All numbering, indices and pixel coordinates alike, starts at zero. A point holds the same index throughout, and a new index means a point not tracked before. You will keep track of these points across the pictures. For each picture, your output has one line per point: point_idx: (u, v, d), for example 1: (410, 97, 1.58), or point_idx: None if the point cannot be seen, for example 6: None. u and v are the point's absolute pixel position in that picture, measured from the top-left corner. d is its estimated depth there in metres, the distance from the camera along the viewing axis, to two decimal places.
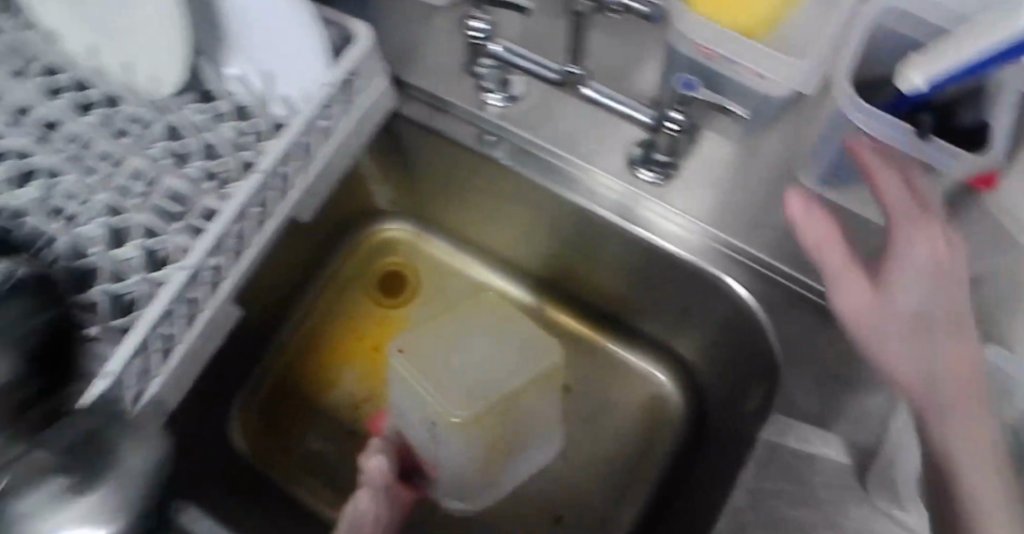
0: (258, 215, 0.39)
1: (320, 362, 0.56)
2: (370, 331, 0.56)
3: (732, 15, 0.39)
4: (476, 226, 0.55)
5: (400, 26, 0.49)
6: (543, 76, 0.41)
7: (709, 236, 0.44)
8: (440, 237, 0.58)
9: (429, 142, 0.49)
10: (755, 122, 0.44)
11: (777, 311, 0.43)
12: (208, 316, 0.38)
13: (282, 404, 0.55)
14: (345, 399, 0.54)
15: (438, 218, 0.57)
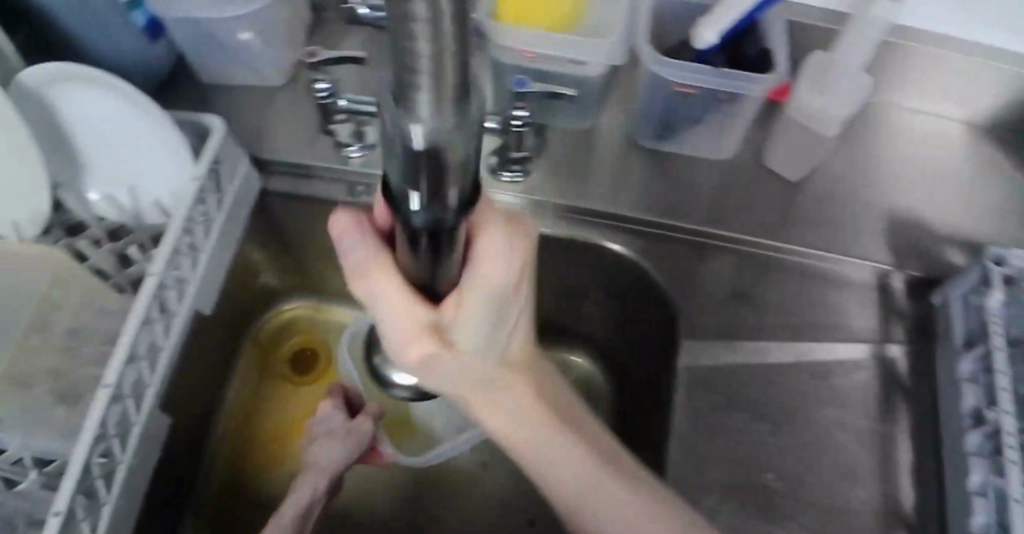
0: (156, 348, 0.57)
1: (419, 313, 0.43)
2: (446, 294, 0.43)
3: (750, 318, 0.61)
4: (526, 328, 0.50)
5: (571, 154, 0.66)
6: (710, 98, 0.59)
7: (827, 380, 0.59)
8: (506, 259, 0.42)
9: (574, 265, 0.67)
10: (778, 346, 0.60)
11: (863, 448, 0.57)
12: (148, 393, 0.57)
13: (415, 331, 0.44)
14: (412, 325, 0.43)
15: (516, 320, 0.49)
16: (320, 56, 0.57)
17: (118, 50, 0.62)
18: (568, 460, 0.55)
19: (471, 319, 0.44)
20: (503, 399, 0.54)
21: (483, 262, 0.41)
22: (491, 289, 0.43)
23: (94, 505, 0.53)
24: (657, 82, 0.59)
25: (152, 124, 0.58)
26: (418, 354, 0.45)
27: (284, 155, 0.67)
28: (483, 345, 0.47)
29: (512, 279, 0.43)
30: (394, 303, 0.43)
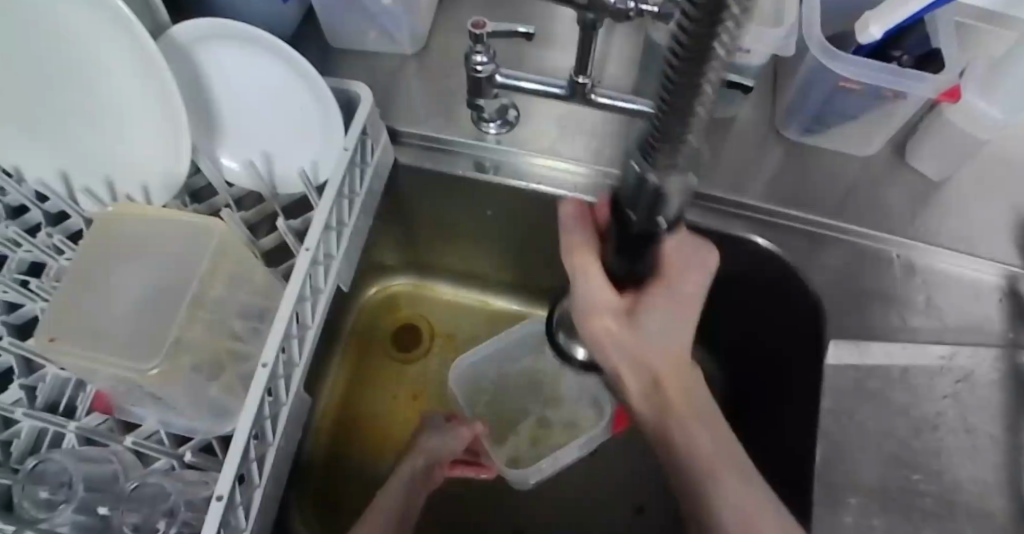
0: (303, 324, 0.55)
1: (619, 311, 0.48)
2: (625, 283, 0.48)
3: (890, 312, 0.60)
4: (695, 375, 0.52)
5: (711, 143, 0.66)
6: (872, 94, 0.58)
7: (971, 376, 0.58)
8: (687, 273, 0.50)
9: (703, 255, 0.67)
10: (920, 341, 0.59)
11: (1012, 447, 0.56)
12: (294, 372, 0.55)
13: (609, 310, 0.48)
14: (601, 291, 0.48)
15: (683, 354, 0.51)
16: (488, 29, 0.55)
17: (257, 7, 0.58)
18: (710, 461, 0.51)
19: (653, 319, 0.49)
20: (664, 385, 0.51)
21: (687, 267, 0.50)
22: (675, 294, 0.49)
23: (248, 487, 0.50)
24: (820, 74, 0.59)
25: (304, 87, 0.55)
26: (602, 329, 0.49)
27: (417, 127, 0.65)
28: (679, 328, 0.50)
29: (693, 296, 0.50)
30: (598, 285, 0.48)
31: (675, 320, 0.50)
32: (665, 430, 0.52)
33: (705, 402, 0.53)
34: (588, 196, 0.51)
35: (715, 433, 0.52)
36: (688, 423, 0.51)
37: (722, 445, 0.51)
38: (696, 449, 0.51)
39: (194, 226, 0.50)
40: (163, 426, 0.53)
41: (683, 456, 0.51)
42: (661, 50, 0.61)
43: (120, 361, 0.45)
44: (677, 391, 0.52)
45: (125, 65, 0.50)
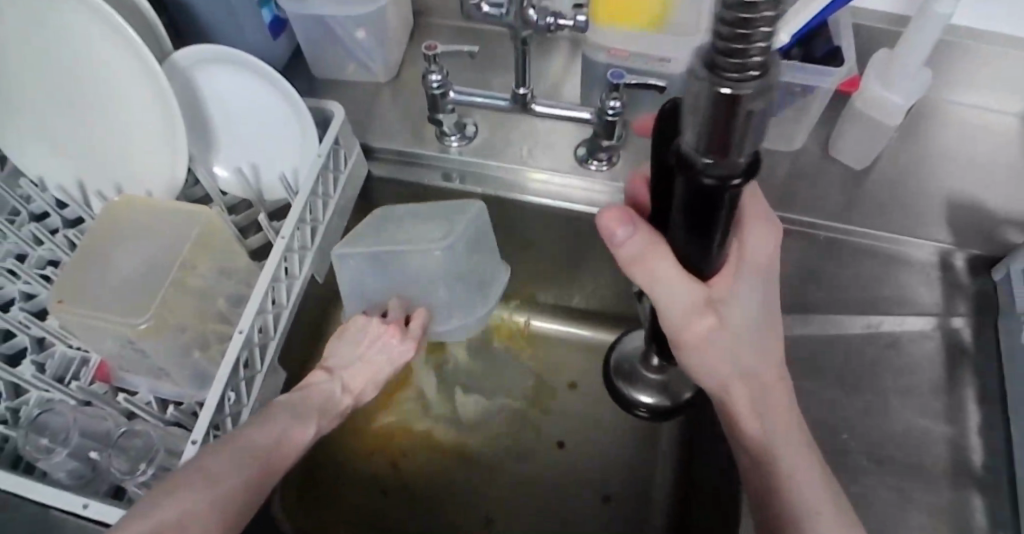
0: (277, 303, 0.62)
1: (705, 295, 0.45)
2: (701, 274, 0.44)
3: (813, 289, 0.66)
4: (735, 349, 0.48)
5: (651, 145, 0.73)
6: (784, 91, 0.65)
7: (890, 341, 0.62)
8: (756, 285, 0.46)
9: None
10: (842, 312, 0.64)
11: (934, 404, 0.59)
12: (271, 345, 0.62)
13: (692, 290, 0.44)
14: (677, 300, 0.44)
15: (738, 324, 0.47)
16: (439, 50, 0.64)
17: (250, 43, 0.70)
18: (790, 456, 0.50)
19: (750, 301, 0.47)
20: (768, 390, 0.50)
21: (755, 236, 0.45)
22: (755, 277, 0.46)
23: (223, 440, 0.57)
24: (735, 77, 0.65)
25: (282, 105, 0.65)
26: (696, 334, 0.47)
27: (387, 143, 0.74)
28: (757, 344, 0.48)
29: (770, 267, 0.47)
30: (671, 287, 0.44)
31: (768, 300, 0.48)
32: (767, 447, 0.50)
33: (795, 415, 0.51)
34: (639, 188, 0.59)
35: (806, 445, 0.51)
36: (787, 447, 0.50)
37: (802, 451, 0.50)
38: (803, 489, 0.49)
39: (185, 213, 0.60)
40: (152, 392, 0.60)
41: (797, 500, 0.49)
42: (596, 65, 0.69)
43: (117, 319, 0.54)
44: (779, 392, 0.50)
45: (136, 89, 0.59)
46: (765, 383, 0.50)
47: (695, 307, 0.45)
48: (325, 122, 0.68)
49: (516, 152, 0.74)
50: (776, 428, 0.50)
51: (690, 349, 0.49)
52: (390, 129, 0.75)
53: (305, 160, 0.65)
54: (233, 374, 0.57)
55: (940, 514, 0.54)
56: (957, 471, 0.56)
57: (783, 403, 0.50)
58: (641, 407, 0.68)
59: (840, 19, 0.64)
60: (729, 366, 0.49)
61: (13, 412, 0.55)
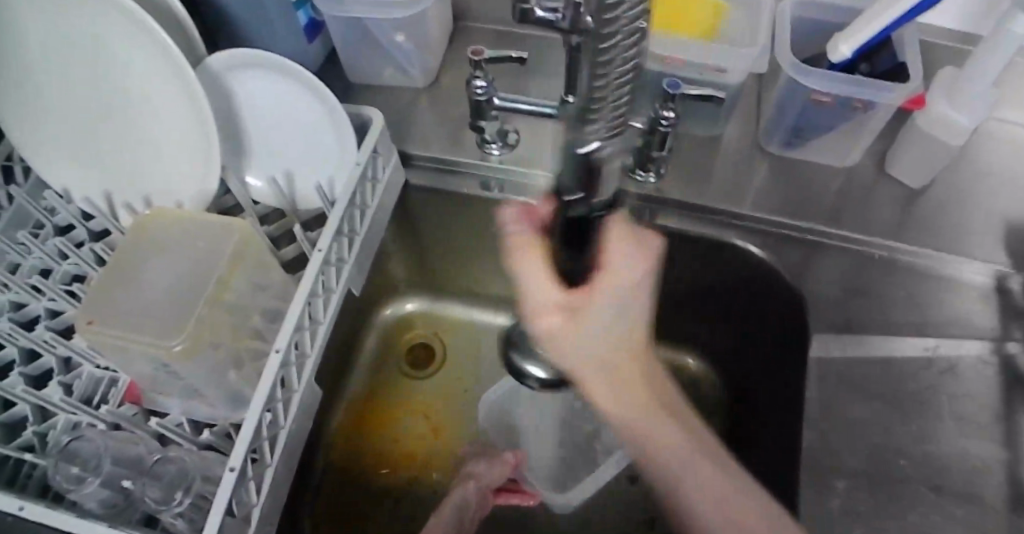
0: (314, 319, 0.59)
1: (566, 317, 0.42)
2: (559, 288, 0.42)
3: (870, 308, 0.63)
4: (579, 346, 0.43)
5: (698, 157, 0.70)
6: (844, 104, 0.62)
7: (953, 365, 0.60)
8: (617, 309, 0.43)
9: (693, 262, 0.71)
10: (901, 333, 0.61)
11: (999, 430, 0.57)
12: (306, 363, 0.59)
13: (559, 325, 0.42)
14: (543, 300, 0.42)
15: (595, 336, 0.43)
16: (487, 55, 0.61)
17: (285, 45, 0.66)
18: (684, 475, 0.50)
19: (603, 323, 0.43)
20: (645, 404, 0.48)
21: (616, 265, 0.42)
22: (617, 290, 0.42)
23: (259, 465, 0.54)
24: (792, 87, 0.63)
25: (319, 109, 0.62)
26: (548, 333, 0.43)
27: (424, 150, 0.71)
28: (616, 370, 0.45)
29: (636, 284, 0.43)
30: (538, 286, 0.42)
31: (631, 321, 0.44)
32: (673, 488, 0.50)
33: (695, 431, 0.51)
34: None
35: (716, 467, 0.50)
36: (683, 481, 0.50)
37: (675, 445, 0.49)
38: (695, 493, 0.50)
39: (220, 227, 0.56)
40: (184, 414, 0.57)
41: (689, 510, 0.50)
42: (647, 74, 0.67)
43: (149, 339, 0.51)
44: (668, 408, 0.49)
45: (167, 91, 0.55)
46: (638, 400, 0.47)
47: (553, 314, 0.42)
48: (361, 128, 0.65)
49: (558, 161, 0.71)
50: (706, 479, 0.50)
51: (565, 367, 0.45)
52: (427, 136, 0.72)
53: (342, 168, 0.62)
54: (269, 394, 0.54)
55: None
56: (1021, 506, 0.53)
57: (664, 423, 0.49)
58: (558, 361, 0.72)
59: (904, 32, 0.62)
60: (594, 375, 0.45)
61: (41, 437, 0.52)
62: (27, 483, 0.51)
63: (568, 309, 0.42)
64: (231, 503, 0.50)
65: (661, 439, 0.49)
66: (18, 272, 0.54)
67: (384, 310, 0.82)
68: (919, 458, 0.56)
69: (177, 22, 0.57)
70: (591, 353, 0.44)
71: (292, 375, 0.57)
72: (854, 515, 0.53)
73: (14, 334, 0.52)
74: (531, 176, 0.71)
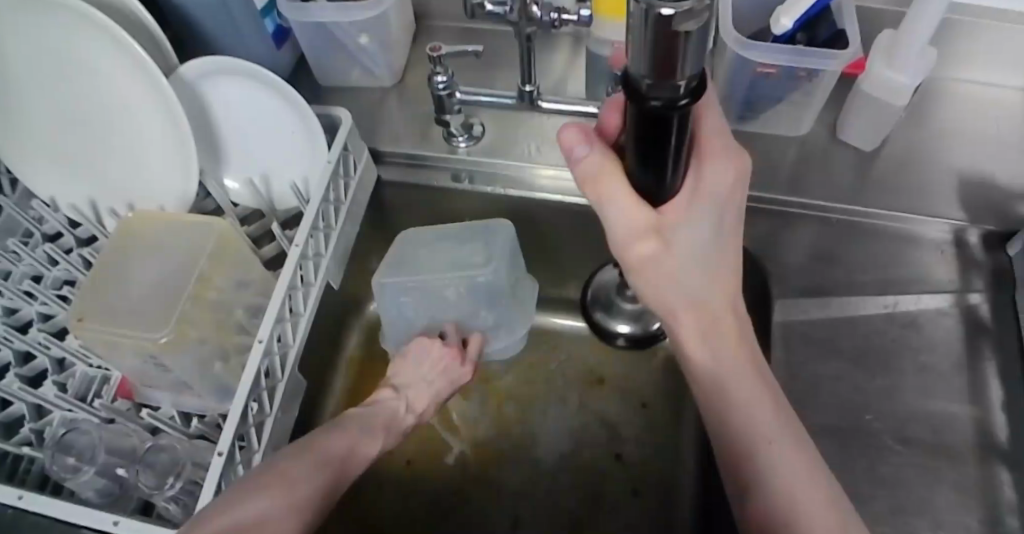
0: (294, 310, 0.62)
1: (647, 229, 0.44)
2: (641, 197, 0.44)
3: (828, 273, 0.65)
4: (658, 255, 0.46)
5: None
6: (789, 75, 0.65)
7: (910, 318, 0.62)
8: (696, 224, 0.45)
9: None
10: (858, 291, 0.64)
11: (956, 377, 0.59)
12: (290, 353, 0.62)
13: (642, 230, 0.44)
14: (625, 217, 0.44)
15: (676, 236, 0.45)
16: (443, 51, 0.64)
17: (255, 55, 0.70)
18: (747, 403, 0.50)
19: (688, 236, 0.45)
20: (717, 323, 0.50)
21: (708, 169, 0.44)
22: (713, 203, 0.45)
23: (247, 451, 0.57)
24: (738, 63, 0.66)
25: (291, 113, 0.65)
26: (643, 255, 0.46)
27: (395, 146, 0.74)
28: (698, 265, 0.47)
29: (732, 194, 0.46)
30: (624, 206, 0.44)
31: (713, 224, 0.46)
32: (744, 420, 0.49)
33: (757, 364, 0.51)
34: (612, 117, 0.52)
35: (762, 384, 0.51)
36: (757, 411, 0.49)
37: (741, 368, 0.50)
38: (757, 425, 0.49)
39: (202, 226, 0.59)
40: (174, 406, 0.60)
41: (757, 446, 0.49)
42: (601, 59, 0.70)
43: (135, 335, 0.54)
44: (733, 329, 0.50)
45: (140, 96, 0.59)
46: (707, 313, 0.49)
47: (632, 229, 0.45)
48: (332, 130, 0.69)
49: (524, 149, 0.74)
50: (771, 411, 0.50)
51: (637, 265, 0.47)
52: (396, 133, 0.75)
53: (316, 168, 0.66)
54: (257, 385, 0.57)
55: (967, 488, 0.54)
56: (982, 448, 0.55)
57: (733, 346, 0.50)
58: (619, 337, 0.77)
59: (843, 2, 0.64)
60: (668, 276, 0.47)
61: (38, 433, 0.55)
62: (27, 476, 0.54)
63: (653, 224, 0.44)
64: (220, 486, 0.53)
65: (732, 363, 0.50)
66: (10, 278, 0.58)
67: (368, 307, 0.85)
68: (878, 410, 0.58)
69: (153, 39, 0.61)
70: (671, 251, 0.45)
71: (275, 366, 0.60)
72: None
73: (10, 337, 0.55)
74: (499, 166, 0.74)
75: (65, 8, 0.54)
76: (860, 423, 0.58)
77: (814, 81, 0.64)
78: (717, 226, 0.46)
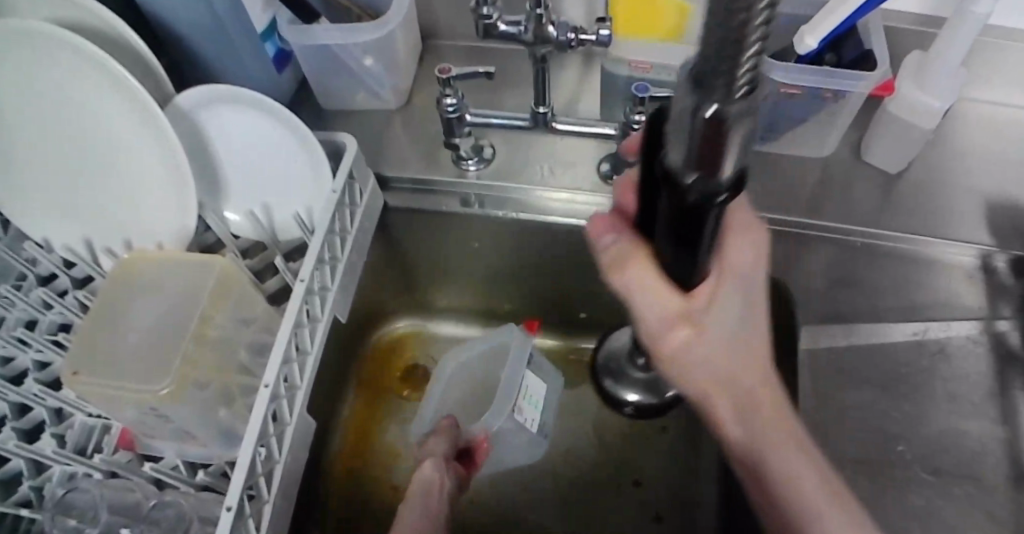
0: (301, 349, 0.59)
1: (681, 316, 0.41)
2: (660, 286, 0.40)
3: (856, 297, 0.63)
4: (702, 344, 0.42)
5: None
6: (814, 96, 0.63)
7: (943, 345, 0.60)
8: (725, 304, 0.41)
9: None
10: (888, 316, 0.61)
11: (993, 408, 0.56)
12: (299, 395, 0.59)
13: (671, 319, 0.41)
14: (654, 305, 0.41)
15: (715, 321, 0.41)
16: (452, 73, 0.62)
17: (256, 79, 0.66)
18: (792, 485, 0.46)
19: (721, 316, 0.41)
20: (757, 405, 0.46)
21: (735, 243, 0.40)
22: (741, 282, 0.41)
23: (256, 502, 0.54)
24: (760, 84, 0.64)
25: (293, 138, 0.62)
26: (676, 345, 0.43)
27: (402, 170, 0.71)
28: (736, 348, 0.43)
29: (755, 269, 0.41)
30: (649, 293, 0.41)
31: (749, 303, 0.42)
32: (782, 498, 0.46)
33: (807, 447, 0.47)
34: (625, 196, 0.50)
35: (805, 453, 0.47)
36: (800, 489, 0.46)
37: (788, 446, 0.47)
38: (807, 501, 0.46)
39: (203, 266, 0.56)
40: (179, 456, 0.57)
41: (808, 528, 0.45)
42: (616, 79, 0.67)
43: (137, 386, 0.51)
44: (770, 407, 0.47)
45: (132, 127, 0.55)
46: (746, 395, 0.46)
47: (659, 319, 0.42)
48: (336, 155, 0.65)
49: (535, 171, 0.71)
50: (822, 490, 0.46)
51: (664, 352, 0.44)
52: (403, 157, 0.72)
53: (320, 197, 0.62)
54: (265, 433, 0.53)
55: (1012, 525, 0.51)
56: (1021, 482, 0.53)
57: (771, 425, 0.46)
58: (629, 406, 0.74)
59: (866, 19, 0.62)
60: (697, 363, 0.44)
61: (37, 490, 0.52)
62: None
63: (683, 310, 0.40)
64: None
65: (774, 439, 0.47)
66: (2, 325, 0.54)
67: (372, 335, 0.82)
68: (916, 443, 0.55)
69: (147, 69, 0.58)
70: (706, 335, 0.42)
71: (283, 409, 0.56)
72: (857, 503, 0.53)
73: (4, 389, 0.51)
74: (510, 188, 0.71)
75: (57, 43, 0.51)
76: (901, 455, 0.55)
77: (838, 101, 0.62)
78: (746, 306, 0.42)
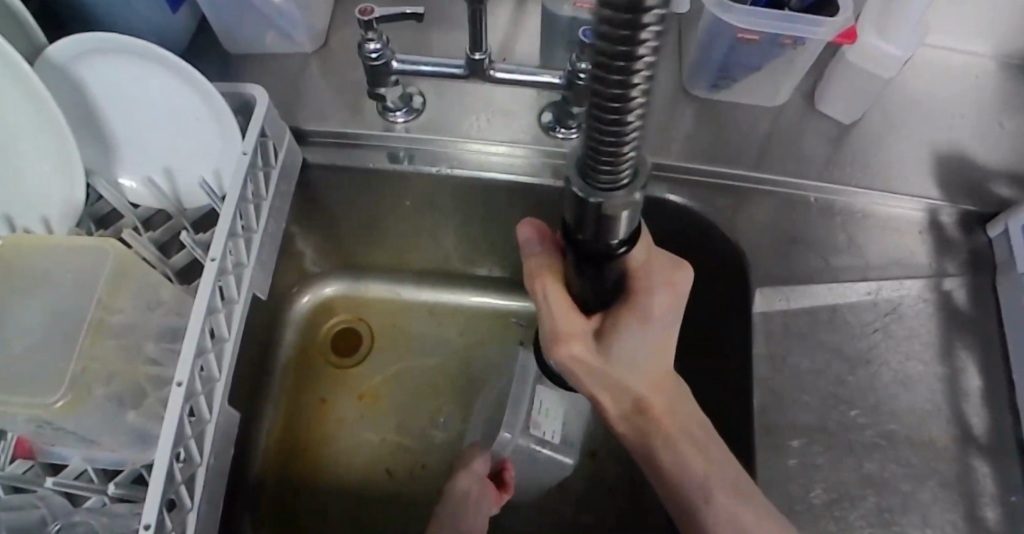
0: (219, 337, 0.53)
1: (575, 339, 0.45)
2: (565, 309, 0.45)
3: (809, 255, 0.61)
4: (601, 364, 0.47)
5: None
6: (772, 42, 0.58)
7: (891, 304, 0.59)
8: (629, 340, 0.45)
9: None
10: (840, 275, 0.60)
11: (936, 367, 0.57)
12: (221, 387, 0.53)
13: (573, 344, 0.45)
14: (550, 321, 0.45)
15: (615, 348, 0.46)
16: (375, 14, 0.53)
17: (142, 20, 0.56)
18: (685, 468, 0.52)
19: (628, 349, 0.46)
20: (647, 404, 0.51)
21: (644, 296, 0.43)
22: (653, 326, 0.45)
23: (178, 512, 0.49)
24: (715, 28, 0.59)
25: (192, 92, 0.54)
26: (573, 361, 0.47)
27: (323, 124, 0.64)
28: (636, 371, 0.49)
29: (665, 315, 0.44)
30: (556, 312, 0.45)
31: (652, 341, 0.46)
32: (670, 481, 0.52)
33: (701, 440, 0.52)
34: None
35: (701, 444, 0.52)
36: (689, 469, 0.51)
37: (684, 442, 0.52)
38: (697, 484, 0.51)
39: (93, 248, 0.49)
40: (88, 461, 0.51)
41: (689, 502, 0.52)
42: (558, 20, 0.60)
43: (22, 398, 0.44)
44: (660, 405, 0.52)
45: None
46: (627, 386, 0.50)
47: (555, 328, 0.45)
48: (245, 109, 0.57)
49: (474, 123, 0.65)
50: (713, 474, 0.50)
51: (565, 363, 0.48)
52: (324, 110, 0.64)
53: (228, 160, 0.55)
54: (183, 438, 0.48)
55: (952, 484, 0.53)
56: (963, 440, 0.54)
57: (666, 418, 0.52)
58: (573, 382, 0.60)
59: None
60: (597, 375, 0.49)
61: None
62: None
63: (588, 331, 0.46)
64: None
65: (657, 423, 0.52)
66: None
67: (299, 299, 0.77)
68: (863, 406, 0.55)
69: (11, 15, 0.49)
70: (613, 360, 0.47)
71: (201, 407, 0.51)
72: (808, 472, 0.53)
73: None
74: (446, 142, 0.64)
75: None
76: (848, 420, 0.55)
77: (797, 46, 0.58)
78: (654, 339, 0.46)
